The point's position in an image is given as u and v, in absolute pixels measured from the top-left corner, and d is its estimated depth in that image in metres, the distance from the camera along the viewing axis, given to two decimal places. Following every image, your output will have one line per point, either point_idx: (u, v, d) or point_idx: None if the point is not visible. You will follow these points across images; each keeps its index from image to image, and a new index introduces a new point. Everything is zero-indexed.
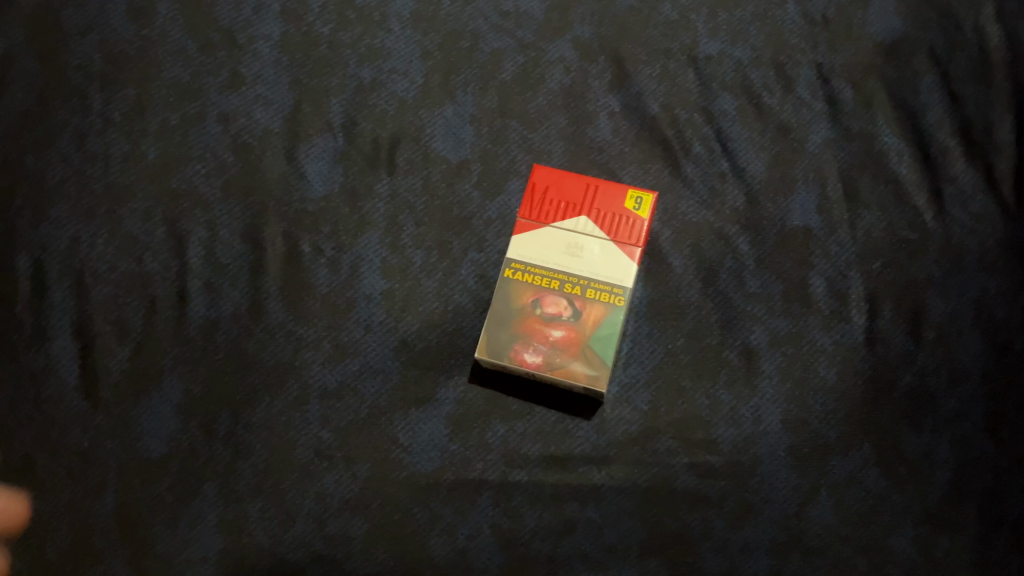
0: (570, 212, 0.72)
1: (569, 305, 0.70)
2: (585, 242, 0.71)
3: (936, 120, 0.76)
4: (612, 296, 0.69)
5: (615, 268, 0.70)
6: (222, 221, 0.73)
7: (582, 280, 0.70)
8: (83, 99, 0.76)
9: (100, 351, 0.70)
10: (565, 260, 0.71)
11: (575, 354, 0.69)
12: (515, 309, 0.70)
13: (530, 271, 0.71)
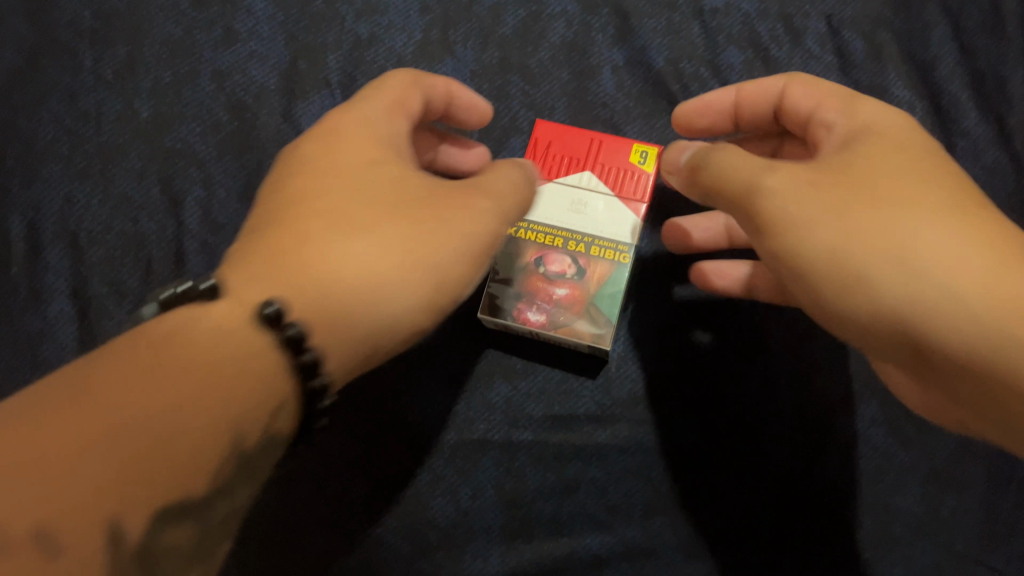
0: (574, 167, 0.70)
1: (573, 263, 0.68)
2: (589, 198, 0.69)
3: (948, 73, 0.77)
4: (617, 253, 0.68)
5: (619, 224, 0.68)
6: (218, 180, 0.72)
7: (586, 237, 0.68)
8: (74, 57, 0.74)
9: (97, 312, 0.69)
10: (569, 216, 0.69)
11: (579, 312, 0.67)
12: (517, 266, 0.68)
13: (532, 228, 0.69)
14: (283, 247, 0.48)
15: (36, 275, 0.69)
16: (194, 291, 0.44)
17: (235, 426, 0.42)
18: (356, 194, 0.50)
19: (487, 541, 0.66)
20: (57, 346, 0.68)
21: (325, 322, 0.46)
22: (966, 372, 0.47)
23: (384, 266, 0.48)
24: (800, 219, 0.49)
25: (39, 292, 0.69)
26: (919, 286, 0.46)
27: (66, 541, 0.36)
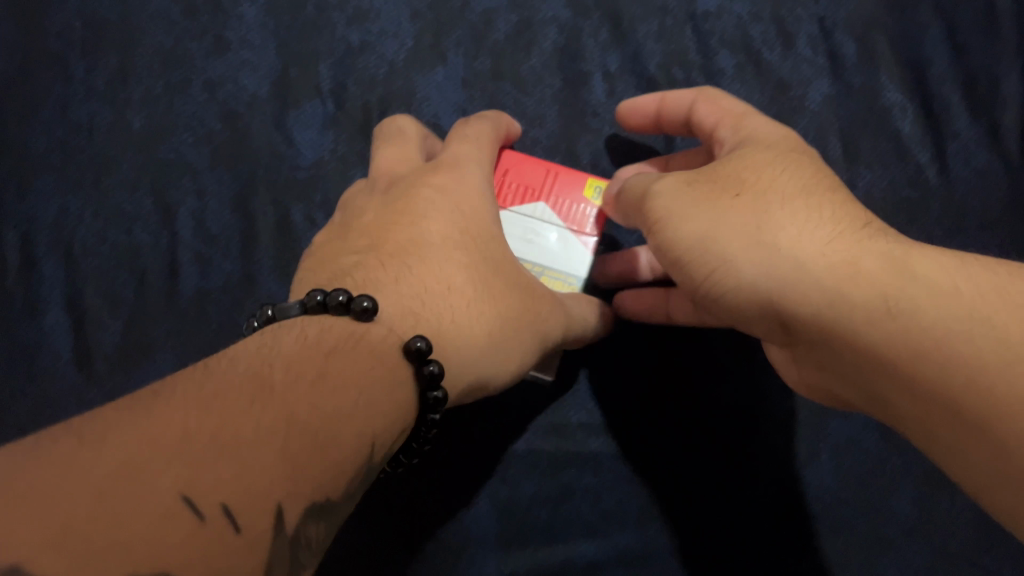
0: (528, 197, 0.67)
1: None
2: (541, 229, 0.66)
3: (940, 74, 0.76)
4: (565, 286, 0.65)
5: (572, 256, 0.66)
6: (211, 190, 0.72)
7: (537, 268, 0.65)
8: (65, 68, 0.74)
9: (92, 324, 0.69)
10: (518, 246, 0.65)
11: None
12: None
13: None
14: (426, 279, 0.52)
15: (30, 288, 0.69)
16: (354, 306, 0.45)
17: (373, 435, 0.42)
18: (466, 238, 0.55)
19: (483, 548, 0.66)
20: (54, 358, 0.68)
21: (453, 354, 0.51)
22: (833, 349, 0.47)
23: (505, 307, 0.55)
24: (671, 215, 0.52)
25: (34, 304, 0.69)
26: (769, 268, 0.49)
27: (247, 522, 0.32)
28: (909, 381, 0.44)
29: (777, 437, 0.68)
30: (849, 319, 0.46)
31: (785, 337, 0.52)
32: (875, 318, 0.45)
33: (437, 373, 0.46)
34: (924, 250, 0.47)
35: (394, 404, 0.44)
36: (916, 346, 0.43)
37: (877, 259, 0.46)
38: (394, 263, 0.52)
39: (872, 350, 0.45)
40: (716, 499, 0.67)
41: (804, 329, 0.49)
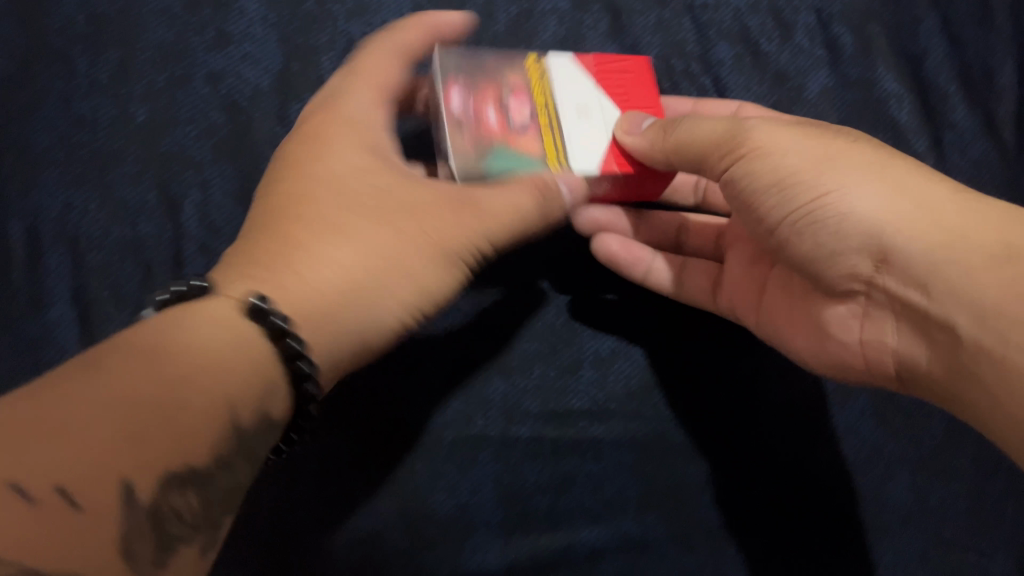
0: (619, 99, 0.66)
1: (523, 116, 0.62)
2: (596, 117, 0.64)
3: (936, 66, 0.77)
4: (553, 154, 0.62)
5: (589, 151, 0.63)
6: (215, 184, 0.73)
7: (553, 107, 0.63)
8: (67, 62, 0.75)
9: (98, 316, 0.69)
10: (569, 111, 0.64)
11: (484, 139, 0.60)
12: (496, 65, 0.64)
13: (537, 73, 0.65)
14: (315, 254, 0.56)
15: (36, 281, 0.70)
16: (246, 304, 0.50)
17: (232, 404, 0.47)
18: (373, 225, 0.58)
19: (487, 535, 0.66)
20: (60, 350, 0.68)
21: (335, 324, 0.54)
22: (915, 279, 0.55)
23: (376, 267, 0.57)
24: (772, 147, 0.59)
25: (41, 298, 0.70)
26: (877, 206, 0.56)
27: (86, 499, 0.38)
28: (1002, 326, 0.51)
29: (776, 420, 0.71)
30: (954, 259, 0.54)
31: (874, 268, 0.58)
32: (995, 260, 0.52)
33: (297, 350, 0.51)
34: (1019, 210, 0.55)
35: (259, 374, 0.49)
36: (1019, 288, 0.50)
37: (988, 214, 0.54)
38: (283, 240, 0.56)
39: (979, 298, 0.52)
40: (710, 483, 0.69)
41: (901, 261, 0.56)
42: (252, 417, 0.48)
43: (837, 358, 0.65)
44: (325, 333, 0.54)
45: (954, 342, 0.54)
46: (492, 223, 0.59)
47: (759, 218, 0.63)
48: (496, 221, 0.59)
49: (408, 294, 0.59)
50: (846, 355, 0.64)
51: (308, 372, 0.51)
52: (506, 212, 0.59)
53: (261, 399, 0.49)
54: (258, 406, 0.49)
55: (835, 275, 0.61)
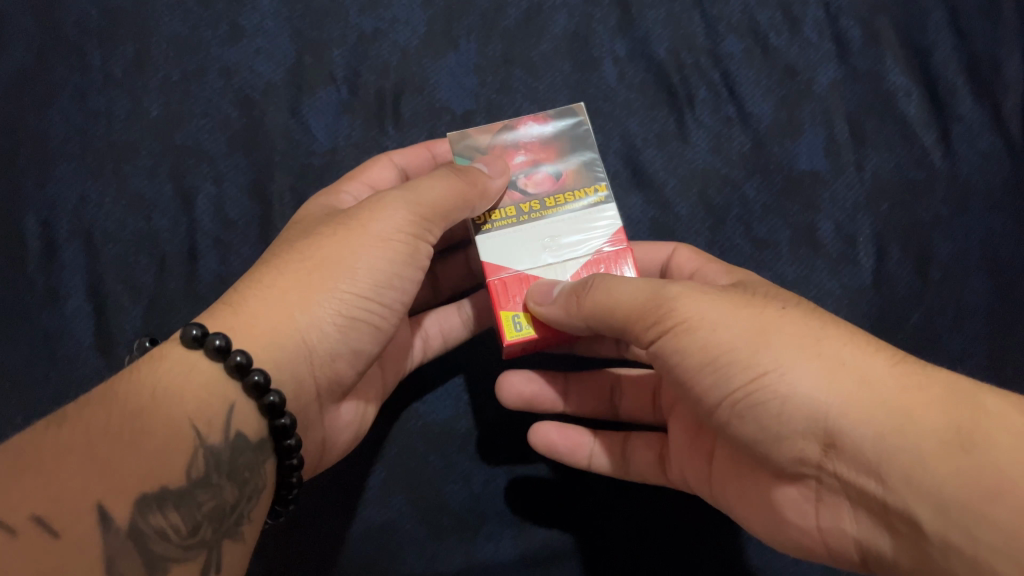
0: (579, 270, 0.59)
1: (523, 182, 0.62)
2: (548, 250, 0.60)
3: (944, 59, 0.78)
4: (496, 211, 0.60)
5: (510, 251, 0.59)
6: (229, 177, 0.73)
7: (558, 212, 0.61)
8: (83, 58, 0.76)
9: (113, 309, 0.70)
10: (556, 231, 0.60)
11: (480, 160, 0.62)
12: (555, 131, 0.64)
13: (581, 195, 0.62)
14: (278, 284, 0.54)
15: (52, 274, 0.70)
16: (209, 344, 0.49)
17: (195, 422, 0.47)
18: (293, 273, 0.55)
19: (500, 524, 0.66)
20: (77, 343, 0.69)
21: (294, 345, 0.53)
22: (883, 481, 0.44)
23: (306, 276, 0.54)
24: (704, 321, 0.51)
25: (56, 290, 0.70)
26: (826, 400, 0.46)
27: (61, 526, 0.41)
28: (970, 524, 0.41)
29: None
30: (909, 446, 0.44)
31: (820, 453, 0.47)
32: (947, 451, 0.43)
33: (261, 382, 0.49)
34: (978, 392, 0.46)
35: (211, 401, 0.49)
36: (992, 487, 0.41)
37: (947, 390, 0.46)
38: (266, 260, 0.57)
39: (941, 489, 0.42)
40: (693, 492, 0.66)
41: (850, 450, 0.46)
42: (226, 440, 0.48)
43: (787, 538, 0.53)
44: (278, 359, 0.52)
45: (917, 540, 0.43)
46: (424, 211, 0.57)
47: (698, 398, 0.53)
48: (424, 205, 0.57)
49: (359, 292, 0.55)
50: (796, 540, 0.52)
51: (278, 401, 0.50)
52: (439, 199, 0.57)
53: (229, 422, 0.49)
54: (241, 431, 0.49)
55: (789, 459, 0.49)
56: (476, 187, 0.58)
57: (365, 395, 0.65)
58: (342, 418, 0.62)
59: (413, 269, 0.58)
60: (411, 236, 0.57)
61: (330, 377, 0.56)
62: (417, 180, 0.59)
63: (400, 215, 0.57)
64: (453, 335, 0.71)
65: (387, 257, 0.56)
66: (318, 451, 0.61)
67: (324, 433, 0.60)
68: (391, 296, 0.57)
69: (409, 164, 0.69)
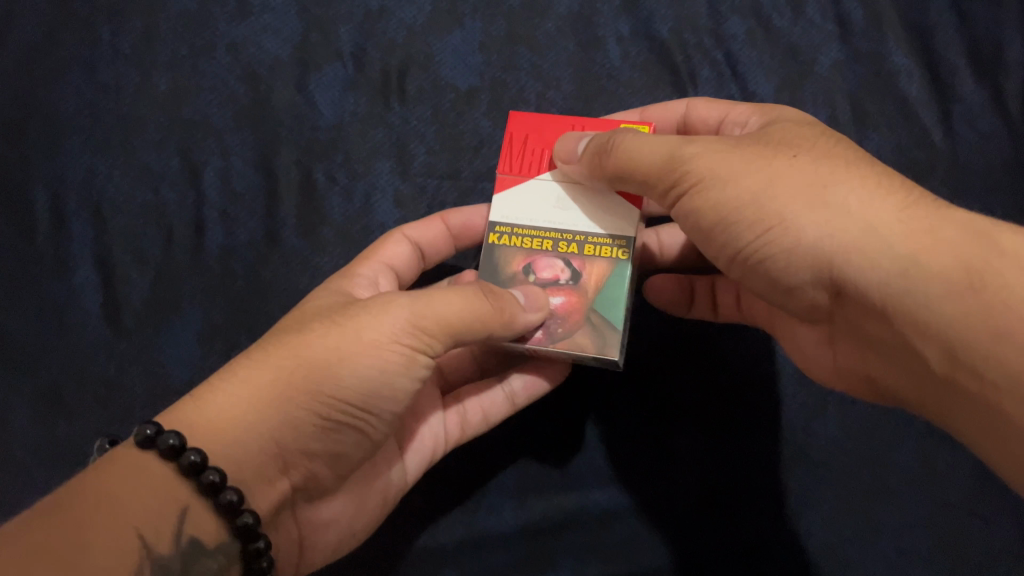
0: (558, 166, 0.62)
1: (566, 267, 0.60)
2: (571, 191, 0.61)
3: (946, 40, 0.78)
4: (613, 251, 0.59)
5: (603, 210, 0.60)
6: (235, 150, 0.74)
7: (579, 236, 0.60)
8: (93, 32, 0.77)
9: (121, 280, 0.71)
10: (555, 213, 0.61)
11: (577, 321, 0.58)
12: (504, 278, 0.61)
13: (518, 234, 0.61)
14: (246, 377, 0.52)
15: (61, 245, 0.71)
16: (161, 444, 0.48)
17: (143, 532, 0.46)
18: (277, 368, 0.52)
19: (501, 496, 0.68)
20: (85, 314, 0.70)
21: (259, 447, 0.51)
22: (887, 322, 0.49)
23: (282, 376, 0.51)
24: (718, 175, 0.53)
25: (64, 262, 0.71)
26: (835, 249, 0.49)
27: None
28: (973, 362, 0.46)
29: (751, 502, 0.67)
30: (914, 297, 0.47)
31: (829, 297, 0.53)
32: (955, 295, 0.46)
33: (216, 481, 0.48)
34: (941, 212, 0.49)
35: (163, 509, 0.48)
36: (991, 321, 0.45)
37: (961, 231, 0.48)
38: (257, 343, 0.54)
39: (932, 325, 0.47)
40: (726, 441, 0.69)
41: (852, 297, 0.51)
42: (177, 548, 0.48)
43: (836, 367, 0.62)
44: (239, 456, 0.50)
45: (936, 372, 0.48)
46: (431, 323, 0.53)
47: (718, 248, 0.57)
48: (432, 318, 0.53)
49: (341, 405, 0.52)
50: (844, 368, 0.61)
51: (237, 501, 0.49)
52: (453, 313, 0.54)
53: (181, 531, 0.48)
54: (194, 537, 0.48)
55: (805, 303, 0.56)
56: (503, 311, 0.55)
57: (374, 490, 0.62)
58: (322, 516, 0.59)
59: (404, 385, 0.54)
60: (413, 366, 0.54)
61: (305, 476, 0.55)
62: (432, 291, 0.55)
63: (401, 321, 0.53)
64: (490, 410, 0.66)
65: (379, 371, 0.53)
66: (296, 550, 0.59)
67: (300, 532, 0.59)
68: (380, 405, 0.54)
69: (423, 238, 0.66)
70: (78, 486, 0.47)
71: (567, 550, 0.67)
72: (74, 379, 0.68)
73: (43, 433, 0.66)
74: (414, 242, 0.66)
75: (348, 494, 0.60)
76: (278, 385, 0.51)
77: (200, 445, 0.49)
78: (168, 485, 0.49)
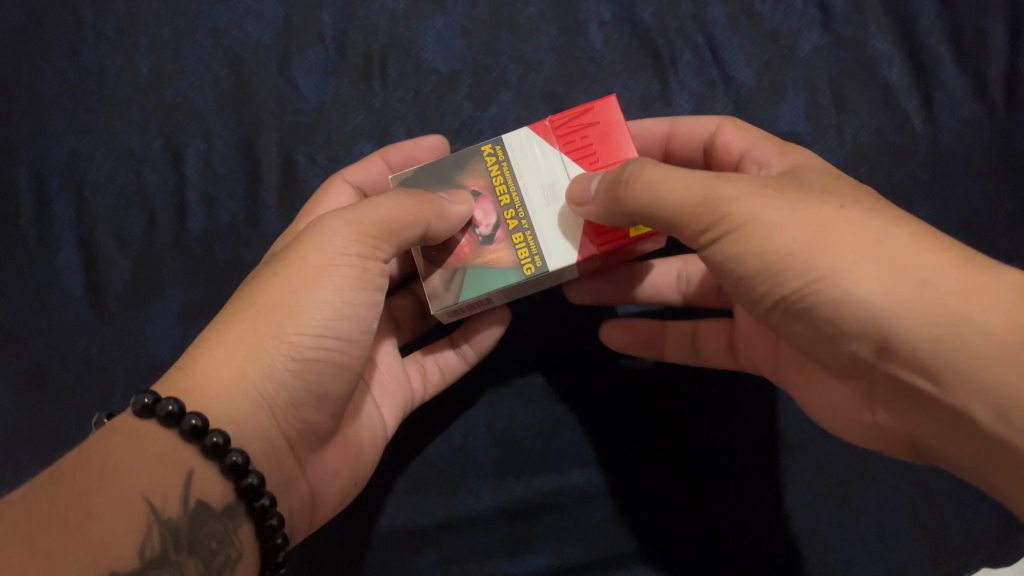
0: (582, 160, 0.60)
1: (492, 226, 0.59)
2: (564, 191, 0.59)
3: (929, 26, 0.78)
4: (529, 259, 0.58)
5: (562, 240, 0.59)
6: (217, 133, 0.74)
7: (527, 222, 0.59)
8: (75, 15, 0.77)
9: (103, 262, 0.71)
10: (538, 192, 0.59)
11: (453, 268, 0.60)
12: (454, 181, 0.61)
13: (502, 169, 0.60)
14: (223, 344, 0.53)
15: (44, 227, 0.72)
16: (160, 411, 0.48)
17: (149, 496, 0.46)
18: (247, 321, 0.53)
19: (480, 478, 0.68)
20: (67, 295, 0.70)
21: (252, 402, 0.52)
22: (935, 379, 0.45)
23: (253, 329, 0.53)
24: (762, 221, 0.49)
25: (47, 243, 0.71)
26: (884, 304, 0.46)
27: None
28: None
29: (737, 483, 0.68)
30: (967, 351, 0.44)
31: (873, 353, 0.48)
32: (1007, 352, 0.43)
33: (219, 443, 0.49)
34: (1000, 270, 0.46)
35: (168, 474, 0.48)
36: None
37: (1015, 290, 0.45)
38: (224, 311, 0.55)
39: (1000, 387, 0.43)
40: (709, 423, 0.69)
41: (902, 351, 0.46)
42: (183, 511, 0.47)
43: (852, 430, 0.58)
44: (237, 418, 0.51)
45: (985, 436, 0.44)
46: (373, 232, 0.55)
47: (751, 299, 0.53)
48: (370, 228, 0.55)
49: (313, 334, 0.53)
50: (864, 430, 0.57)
51: (241, 462, 0.49)
52: (387, 216, 0.54)
53: (187, 494, 0.48)
54: (201, 501, 0.48)
55: (838, 353, 0.51)
56: (431, 205, 0.55)
57: (366, 444, 0.64)
58: (326, 470, 0.60)
59: (368, 297, 0.56)
60: (367, 272, 0.55)
61: (300, 425, 0.56)
62: (367, 202, 0.56)
63: (347, 241, 0.55)
64: (449, 368, 0.70)
65: (340, 293, 0.54)
66: (309, 509, 0.59)
67: (310, 487, 0.59)
68: (349, 329, 0.55)
69: (365, 182, 0.68)
70: (81, 458, 0.48)
71: (549, 534, 0.67)
72: (57, 359, 0.69)
73: (27, 413, 0.67)
74: (357, 185, 0.68)
75: (344, 449, 0.61)
76: (249, 335, 0.52)
77: (195, 410, 0.50)
78: (172, 449, 0.49)
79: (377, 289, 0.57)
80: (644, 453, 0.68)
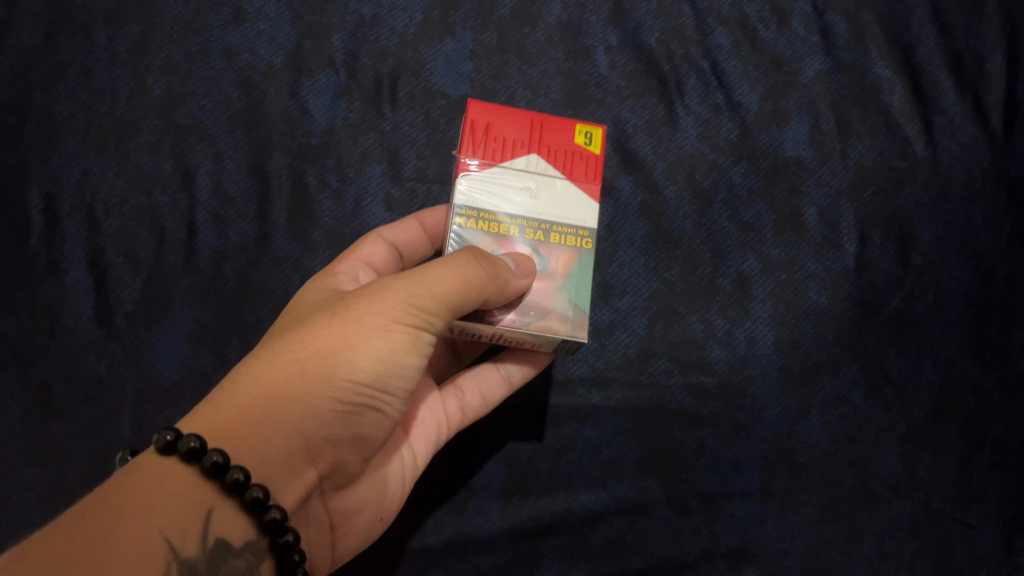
0: (519, 150, 0.60)
1: (534, 253, 0.58)
2: (538, 181, 0.59)
3: (928, 53, 0.79)
4: (579, 239, 0.59)
5: (577, 204, 0.60)
6: (228, 154, 0.75)
7: (545, 225, 0.59)
8: (88, 37, 0.78)
9: (112, 280, 0.71)
10: (520, 201, 0.59)
11: (548, 305, 0.58)
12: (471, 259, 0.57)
13: (483, 219, 0.58)
14: (261, 380, 0.51)
15: (54, 246, 0.72)
16: (183, 446, 0.47)
17: (168, 535, 0.45)
18: (291, 365, 0.51)
19: (487, 497, 0.68)
20: (76, 314, 0.70)
21: (286, 442, 0.50)
22: None
23: (297, 377, 0.50)
24: None
25: (58, 261, 0.72)
26: None
27: None
28: None
29: (737, 501, 0.68)
30: None
31: None
32: None
33: (240, 480, 0.47)
34: None
35: (188, 512, 0.46)
36: None
37: None
38: (264, 346, 0.53)
39: None
40: (711, 445, 0.70)
41: None
42: (203, 550, 0.46)
43: None
44: (264, 454, 0.49)
45: None
46: (430, 300, 0.52)
47: None
48: (429, 297, 0.52)
49: (353, 391, 0.51)
50: None
51: (262, 496, 0.48)
52: (449, 289, 0.52)
53: (207, 533, 0.47)
54: (220, 538, 0.47)
55: None
56: (494, 279, 0.53)
57: (392, 488, 0.62)
58: (351, 504, 0.58)
59: (416, 358, 0.54)
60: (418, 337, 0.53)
61: (332, 463, 0.54)
62: (426, 265, 0.53)
63: (403, 304, 0.52)
64: (489, 393, 0.67)
65: (389, 351, 0.52)
66: (329, 540, 0.58)
67: (331, 520, 0.57)
68: (393, 384, 0.53)
69: (398, 239, 0.68)
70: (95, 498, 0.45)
71: (554, 553, 0.67)
72: (64, 379, 0.69)
73: (31, 431, 0.67)
74: (392, 244, 0.67)
75: (371, 485, 0.60)
76: (293, 383, 0.50)
77: (223, 448, 0.48)
78: (190, 490, 0.47)
79: (424, 349, 0.55)
80: (650, 473, 0.69)
